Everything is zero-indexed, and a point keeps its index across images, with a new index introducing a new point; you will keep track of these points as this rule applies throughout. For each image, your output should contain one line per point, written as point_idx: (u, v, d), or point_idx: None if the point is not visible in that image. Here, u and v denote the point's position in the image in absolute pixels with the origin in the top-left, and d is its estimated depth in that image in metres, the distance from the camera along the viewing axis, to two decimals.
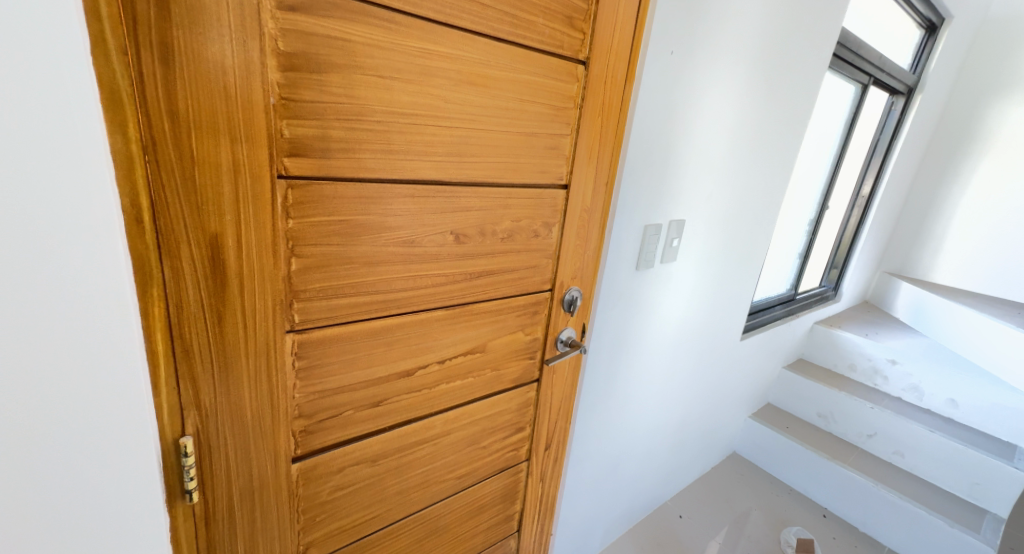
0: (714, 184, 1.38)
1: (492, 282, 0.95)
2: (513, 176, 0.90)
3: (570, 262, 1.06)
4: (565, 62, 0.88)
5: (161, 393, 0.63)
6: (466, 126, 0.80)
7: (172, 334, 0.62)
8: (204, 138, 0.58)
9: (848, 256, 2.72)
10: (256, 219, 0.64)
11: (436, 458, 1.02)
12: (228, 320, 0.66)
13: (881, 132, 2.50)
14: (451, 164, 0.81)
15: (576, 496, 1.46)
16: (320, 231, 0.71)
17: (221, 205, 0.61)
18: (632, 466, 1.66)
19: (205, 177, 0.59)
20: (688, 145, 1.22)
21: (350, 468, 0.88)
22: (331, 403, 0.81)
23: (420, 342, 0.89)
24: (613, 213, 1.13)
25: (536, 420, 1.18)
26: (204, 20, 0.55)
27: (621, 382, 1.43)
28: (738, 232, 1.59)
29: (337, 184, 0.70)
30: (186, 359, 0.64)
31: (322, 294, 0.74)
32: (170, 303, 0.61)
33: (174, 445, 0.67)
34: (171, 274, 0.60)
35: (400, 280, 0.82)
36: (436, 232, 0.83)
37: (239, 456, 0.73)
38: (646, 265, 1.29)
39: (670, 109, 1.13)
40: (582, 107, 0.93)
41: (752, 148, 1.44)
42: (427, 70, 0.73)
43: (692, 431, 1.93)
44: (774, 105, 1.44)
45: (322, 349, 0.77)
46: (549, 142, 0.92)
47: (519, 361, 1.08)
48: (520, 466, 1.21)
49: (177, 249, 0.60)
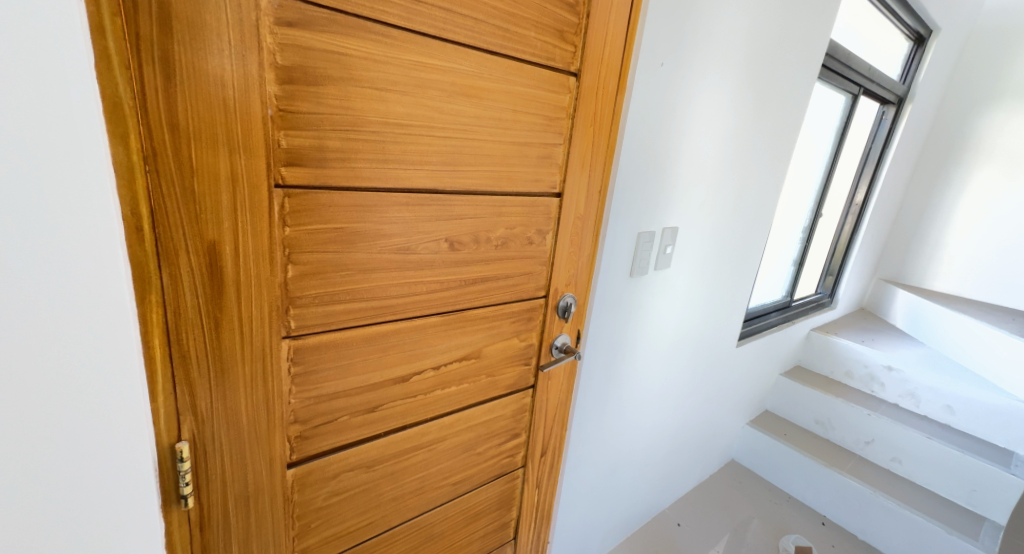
0: (708, 192, 1.41)
1: (487, 288, 0.97)
2: (506, 184, 0.91)
3: (564, 268, 1.08)
4: (558, 74, 0.91)
5: (159, 397, 0.65)
6: (459, 137, 0.82)
7: (170, 339, 0.63)
8: (204, 149, 0.60)
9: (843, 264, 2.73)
10: (254, 228, 0.66)
11: (431, 464, 1.02)
12: (225, 326, 0.67)
13: (873, 142, 2.54)
14: (444, 174, 0.82)
15: (572, 503, 1.45)
16: (315, 238, 0.73)
17: (219, 213, 0.62)
18: (630, 472, 1.65)
19: (204, 187, 0.61)
20: (680, 152, 1.24)
21: (345, 473, 0.89)
22: (325, 409, 0.83)
23: (415, 348, 0.90)
24: (606, 220, 1.15)
25: (532, 426, 1.18)
26: (205, 36, 0.57)
27: (618, 390, 1.44)
28: (732, 240, 1.61)
29: (333, 192, 0.72)
30: (183, 365, 0.65)
31: (319, 300, 0.76)
32: (168, 309, 0.62)
33: (170, 450, 0.67)
34: (170, 280, 0.61)
35: (395, 287, 0.84)
36: (431, 239, 0.85)
37: (235, 461, 0.74)
38: (640, 273, 1.31)
39: (662, 117, 1.15)
40: (575, 116, 0.96)
41: (744, 155, 1.46)
42: (422, 82, 0.75)
43: (689, 440, 1.93)
44: (765, 112, 1.46)
45: (318, 355, 0.79)
46: (542, 152, 0.94)
47: (514, 367, 1.09)
48: (516, 473, 1.21)
49: (176, 256, 0.61)
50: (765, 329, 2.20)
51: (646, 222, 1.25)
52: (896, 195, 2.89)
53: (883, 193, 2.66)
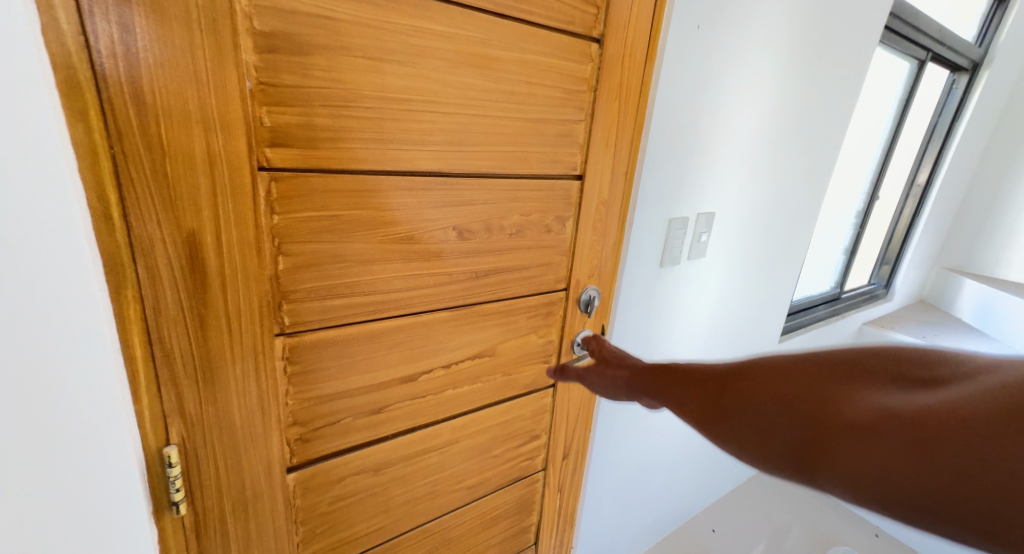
0: (747, 175, 1.28)
1: (500, 281, 0.90)
2: (521, 166, 0.86)
3: (586, 258, 1.00)
4: (577, 41, 0.83)
5: (144, 400, 0.69)
6: (466, 113, 0.80)
7: (151, 333, 0.67)
8: (180, 133, 0.65)
9: (901, 251, 2.53)
10: (237, 213, 0.70)
11: (444, 466, 0.97)
12: (211, 320, 0.70)
13: (938, 117, 2.30)
14: (450, 156, 0.76)
15: (598, 507, 1.37)
16: (308, 227, 0.76)
17: (200, 198, 0.67)
18: (661, 475, 1.56)
19: (179, 169, 0.66)
20: (718, 130, 1.13)
21: (351, 477, 0.87)
22: (325, 409, 0.81)
23: (424, 346, 0.87)
24: (634, 206, 1.05)
25: (552, 427, 1.11)
26: (166, 26, 0.62)
27: (648, 388, 1.34)
28: (777, 226, 1.48)
29: (323, 180, 0.75)
30: (167, 363, 0.69)
31: (311, 295, 0.77)
32: (146, 303, 0.66)
33: (159, 452, 0.71)
34: (147, 275, 0.66)
35: (398, 282, 0.79)
36: (437, 228, 0.79)
37: (226, 460, 0.76)
38: (672, 263, 1.20)
39: (698, 89, 1.04)
40: (597, 89, 0.87)
41: (791, 133, 1.33)
42: (421, 51, 0.74)
43: (726, 441, 1.82)
44: (816, 82, 1.31)
45: (316, 352, 0.79)
46: (560, 129, 0.87)
47: (533, 365, 1.03)
48: (537, 475, 1.14)
49: (151, 246, 0.66)
50: (812, 322, 2.04)
51: (679, 206, 1.15)
52: (965, 179, 2.63)
53: (948, 175, 2.42)
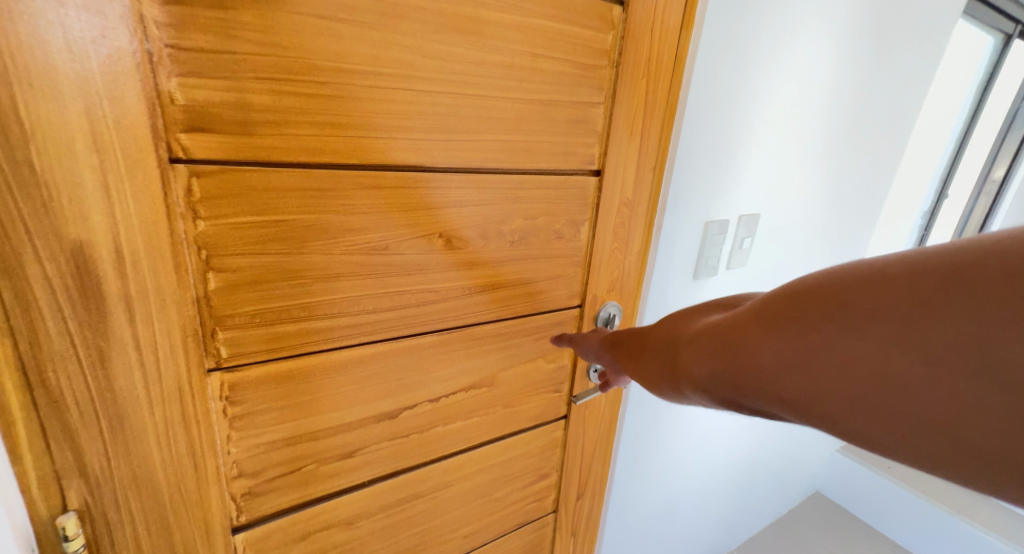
0: (799, 172, 1.09)
1: (498, 298, 0.75)
2: (525, 159, 0.69)
3: (604, 269, 0.84)
4: (597, 2, 0.65)
5: (26, 459, 0.47)
6: (456, 94, 0.60)
7: (29, 377, 0.45)
8: (46, 99, 0.40)
9: None
10: (143, 219, 0.46)
11: (434, 515, 0.82)
12: (116, 358, 0.48)
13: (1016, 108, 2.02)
14: (432, 146, 0.61)
15: (617, 548, 1.21)
16: (246, 235, 0.52)
17: (84, 193, 0.43)
18: (690, 509, 1.39)
19: (55, 150, 0.41)
20: (764, 117, 0.95)
21: (318, 534, 0.70)
22: (281, 457, 0.63)
23: (406, 376, 0.70)
24: (664, 207, 0.88)
25: (564, 464, 0.96)
26: None
27: (676, 415, 1.17)
28: (835, 231, 1.29)
29: (268, 170, 0.51)
30: (56, 414, 0.47)
31: (259, 320, 0.56)
32: (18, 339, 0.44)
33: (52, 523, 0.50)
34: (15, 297, 0.43)
35: (369, 300, 0.63)
36: (417, 236, 0.64)
37: (152, 533, 0.56)
38: (707, 274, 1.03)
39: (743, 66, 0.86)
40: (620, 64, 0.70)
41: (852, 122, 1.13)
42: (395, 11, 0.53)
43: (763, 471, 1.62)
44: (883, 60, 1.11)
45: (266, 390, 0.59)
46: (574, 114, 0.70)
47: (541, 395, 0.87)
48: (546, 519, 0.98)
49: (17, 262, 0.42)
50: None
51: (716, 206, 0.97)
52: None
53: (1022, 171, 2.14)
